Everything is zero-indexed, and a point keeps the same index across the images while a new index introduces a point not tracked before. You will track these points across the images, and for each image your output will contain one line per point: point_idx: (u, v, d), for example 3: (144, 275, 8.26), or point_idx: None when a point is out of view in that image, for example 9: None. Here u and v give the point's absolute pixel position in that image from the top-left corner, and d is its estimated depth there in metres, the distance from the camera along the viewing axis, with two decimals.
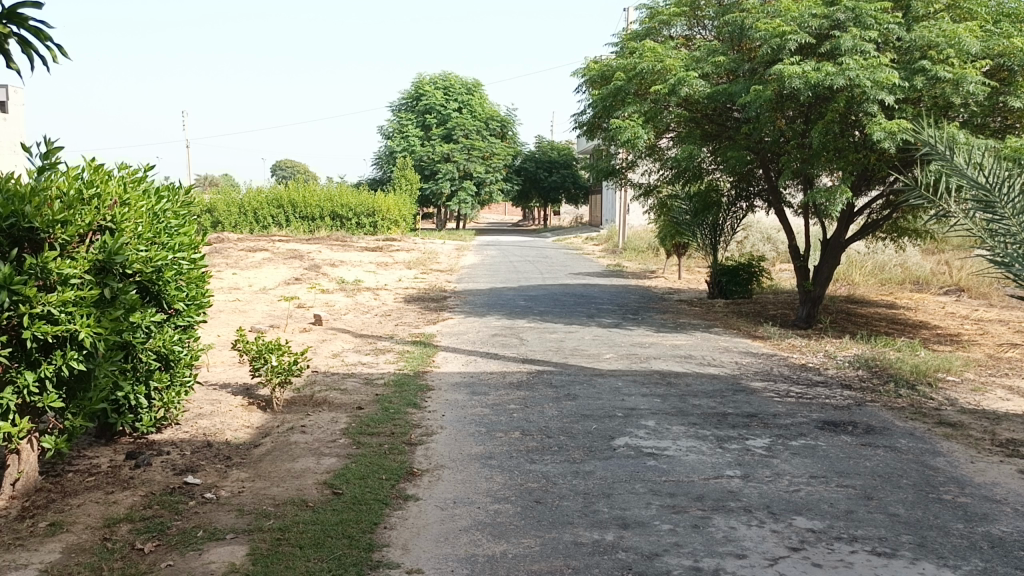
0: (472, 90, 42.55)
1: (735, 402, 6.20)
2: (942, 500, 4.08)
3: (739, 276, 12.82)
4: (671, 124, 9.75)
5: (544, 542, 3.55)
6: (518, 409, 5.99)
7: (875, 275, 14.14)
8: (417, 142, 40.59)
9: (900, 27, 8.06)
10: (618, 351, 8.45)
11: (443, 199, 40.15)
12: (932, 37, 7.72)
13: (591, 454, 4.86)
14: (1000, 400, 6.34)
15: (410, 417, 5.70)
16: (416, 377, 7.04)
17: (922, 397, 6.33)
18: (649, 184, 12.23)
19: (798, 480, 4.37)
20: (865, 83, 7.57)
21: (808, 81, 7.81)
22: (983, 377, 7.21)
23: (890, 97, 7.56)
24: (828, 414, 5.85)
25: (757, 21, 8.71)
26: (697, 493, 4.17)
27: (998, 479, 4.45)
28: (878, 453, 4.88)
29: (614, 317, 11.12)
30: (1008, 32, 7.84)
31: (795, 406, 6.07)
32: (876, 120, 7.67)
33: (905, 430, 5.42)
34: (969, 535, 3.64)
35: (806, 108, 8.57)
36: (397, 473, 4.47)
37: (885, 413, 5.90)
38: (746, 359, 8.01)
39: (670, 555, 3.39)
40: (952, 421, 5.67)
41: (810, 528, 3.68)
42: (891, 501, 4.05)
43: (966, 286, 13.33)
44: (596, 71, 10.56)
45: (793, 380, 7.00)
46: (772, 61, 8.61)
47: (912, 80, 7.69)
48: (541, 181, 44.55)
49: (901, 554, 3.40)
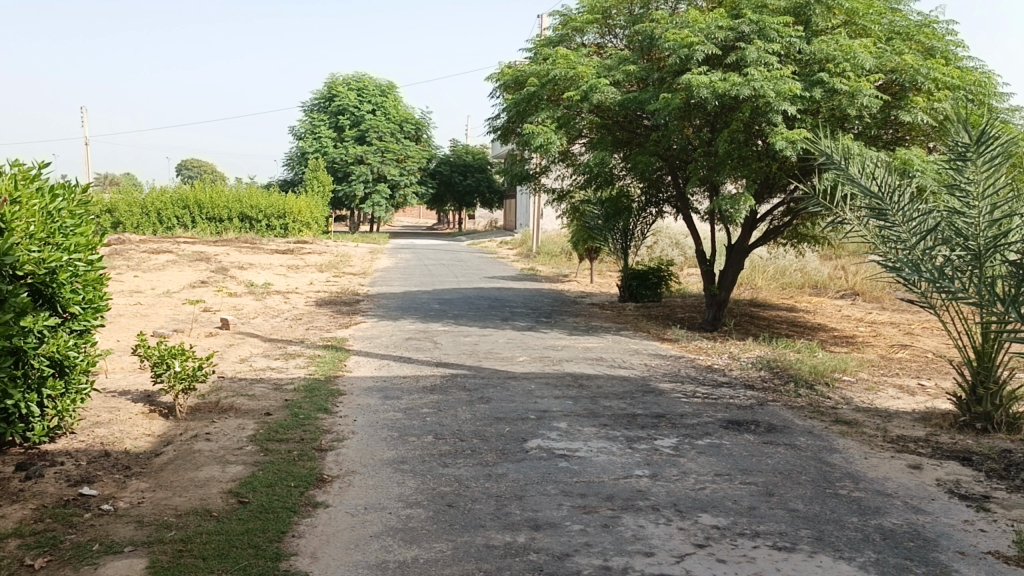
0: (386, 92, 42.22)
1: (645, 403, 6.34)
2: (838, 495, 4.26)
3: (649, 280, 13.13)
4: (583, 129, 9.90)
5: (456, 546, 3.53)
6: (431, 412, 5.97)
7: (776, 279, 14.71)
8: (330, 143, 39.87)
9: (801, 40, 8.37)
10: (531, 354, 8.52)
11: (357, 200, 39.64)
12: (830, 51, 8.06)
13: (503, 457, 4.88)
14: (891, 398, 6.70)
15: (321, 422, 5.60)
16: (327, 381, 6.92)
17: (820, 397, 6.62)
18: (562, 189, 12.38)
19: (703, 478, 4.50)
20: (768, 93, 7.87)
21: (715, 91, 8.08)
22: (875, 376, 7.61)
23: (792, 108, 7.86)
24: (733, 414, 6.04)
25: (666, 31, 8.92)
26: (607, 493, 4.24)
27: (890, 473, 4.69)
28: (779, 450, 5.07)
29: (528, 320, 11.21)
30: (899, 49, 8.27)
31: (701, 406, 6.26)
32: (779, 130, 7.95)
33: (804, 428, 5.66)
34: (863, 528, 3.82)
35: (712, 117, 8.84)
36: (306, 480, 4.38)
37: (785, 412, 6.14)
38: (655, 361, 8.20)
39: (581, 555, 3.43)
40: (847, 419, 5.95)
41: (715, 524, 3.79)
42: (791, 496, 4.21)
43: (860, 290, 14.02)
44: (510, 76, 10.64)
45: (699, 381, 7.21)
46: (680, 71, 8.86)
47: (811, 92, 8.02)
48: (456, 184, 44.57)
49: (801, 548, 3.53)
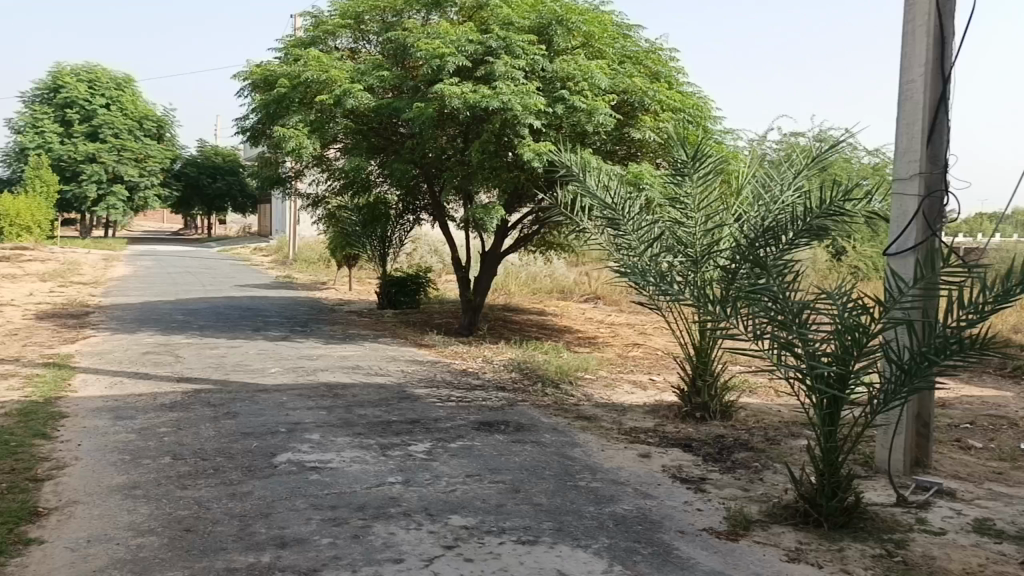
0: (123, 85, 38.85)
1: (400, 409, 6.35)
2: (577, 487, 4.54)
3: (407, 286, 13.21)
4: (337, 135, 9.73)
5: (193, 573, 3.30)
6: (170, 431, 5.54)
7: (528, 285, 15.42)
8: (56, 139, 35.86)
9: (544, 59, 8.82)
10: (284, 364, 8.22)
11: (89, 202, 36.05)
12: (570, 70, 8.60)
13: (250, 474, 4.65)
14: (626, 393, 7.26)
15: (37, 449, 5.00)
16: (47, 403, 6.20)
17: (565, 395, 7.02)
18: (317, 195, 12.10)
19: (454, 480, 4.58)
20: (515, 107, 8.23)
21: (466, 102, 8.33)
22: (614, 373, 8.22)
23: (537, 122, 8.28)
24: (484, 415, 6.22)
25: (419, 41, 9.04)
26: (359, 502, 4.18)
27: (623, 463, 5.08)
28: (526, 448, 5.30)
29: (282, 330, 10.81)
30: (630, 72, 9.03)
31: (455, 409, 6.39)
32: (526, 143, 8.35)
33: (549, 425, 5.96)
34: (598, 516, 4.09)
35: (465, 128, 9.07)
36: (16, 515, 3.88)
37: (533, 411, 6.43)
38: (411, 367, 8.25)
39: (329, 569, 3.35)
40: (588, 414, 6.36)
41: (463, 525, 3.88)
42: (535, 491, 4.41)
43: (602, 294, 15.09)
44: (259, 76, 10.22)
45: (453, 385, 7.37)
46: (433, 80, 9.04)
47: (554, 108, 8.51)
48: (204, 187, 42.01)
49: (542, 540, 3.72)
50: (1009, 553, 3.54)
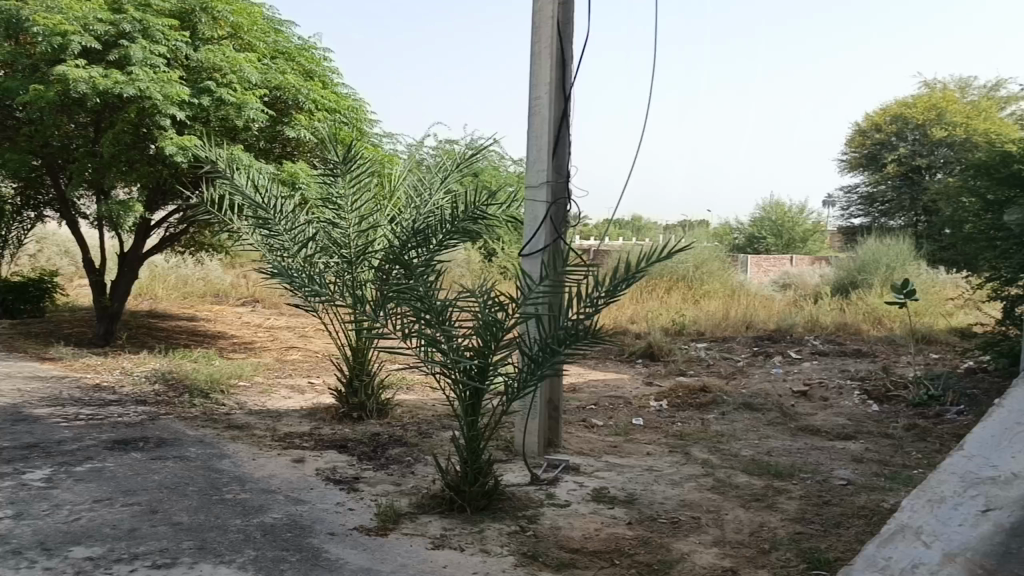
0: None
1: (12, 434, 5.51)
2: (223, 500, 4.29)
3: (28, 292, 11.54)
4: None
5: None
6: None
7: (177, 289, 14.32)
8: None
9: (187, 47, 8.24)
10: None
11: None
12: (216, 61, 8.12)
13: None
14: (282, 399, 7.06)
15: None
16: None
17: (215, 404, 6.62)
18: None
19: (78, 508, 4.08)
20: (155, 95, 7.57)
21: (95, 87, 7.50)
22: (270, 379, 7.95)
23: (180, 114, 7.71)
24: (119, 432, 5.64)
25: (34, 12, 7.92)
26: None
27: (275, 470, 4.92)
28: (167, 464, 4.90)
29: None
30: (282, 68, 8.81)
31: (83, 429, 5.70)
32: (168, 135, 7.72)
33: (195, 438, 5.58)
34: (244, 528, 3.91)
35: (95, 115, 8.15)
36: None
37: (177, 424, 5.97)
38: (31, 384, 7.21)
39: None
40: (239, 423, 6.07)
41: (86, 557, 3.46)
42: (175, 510, 4.09)
43: (260, 297, 14.53)
44: None
45: (83, 402, 6.57)
46: (55, 60, 8.02)
47: (200, 100, 7.99)
48: None
49: (181, 561, 3.45)
50: (619, 515, 4.05)
